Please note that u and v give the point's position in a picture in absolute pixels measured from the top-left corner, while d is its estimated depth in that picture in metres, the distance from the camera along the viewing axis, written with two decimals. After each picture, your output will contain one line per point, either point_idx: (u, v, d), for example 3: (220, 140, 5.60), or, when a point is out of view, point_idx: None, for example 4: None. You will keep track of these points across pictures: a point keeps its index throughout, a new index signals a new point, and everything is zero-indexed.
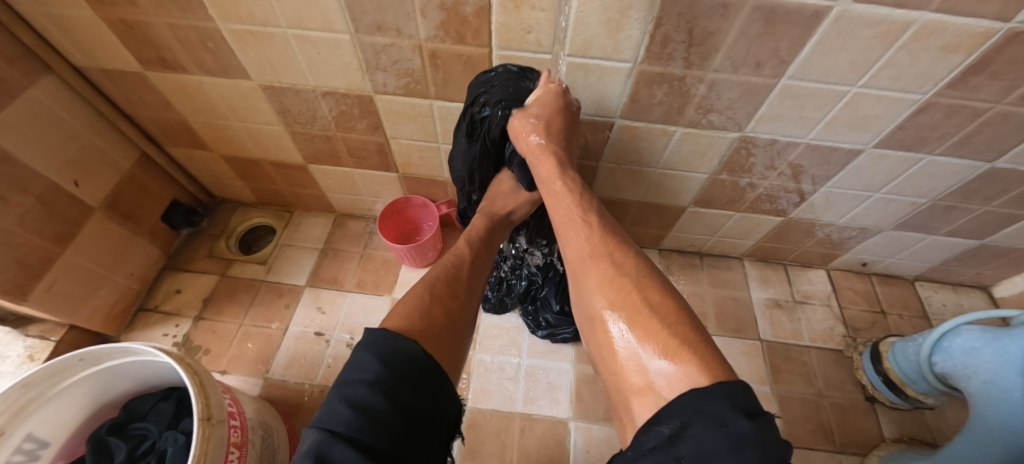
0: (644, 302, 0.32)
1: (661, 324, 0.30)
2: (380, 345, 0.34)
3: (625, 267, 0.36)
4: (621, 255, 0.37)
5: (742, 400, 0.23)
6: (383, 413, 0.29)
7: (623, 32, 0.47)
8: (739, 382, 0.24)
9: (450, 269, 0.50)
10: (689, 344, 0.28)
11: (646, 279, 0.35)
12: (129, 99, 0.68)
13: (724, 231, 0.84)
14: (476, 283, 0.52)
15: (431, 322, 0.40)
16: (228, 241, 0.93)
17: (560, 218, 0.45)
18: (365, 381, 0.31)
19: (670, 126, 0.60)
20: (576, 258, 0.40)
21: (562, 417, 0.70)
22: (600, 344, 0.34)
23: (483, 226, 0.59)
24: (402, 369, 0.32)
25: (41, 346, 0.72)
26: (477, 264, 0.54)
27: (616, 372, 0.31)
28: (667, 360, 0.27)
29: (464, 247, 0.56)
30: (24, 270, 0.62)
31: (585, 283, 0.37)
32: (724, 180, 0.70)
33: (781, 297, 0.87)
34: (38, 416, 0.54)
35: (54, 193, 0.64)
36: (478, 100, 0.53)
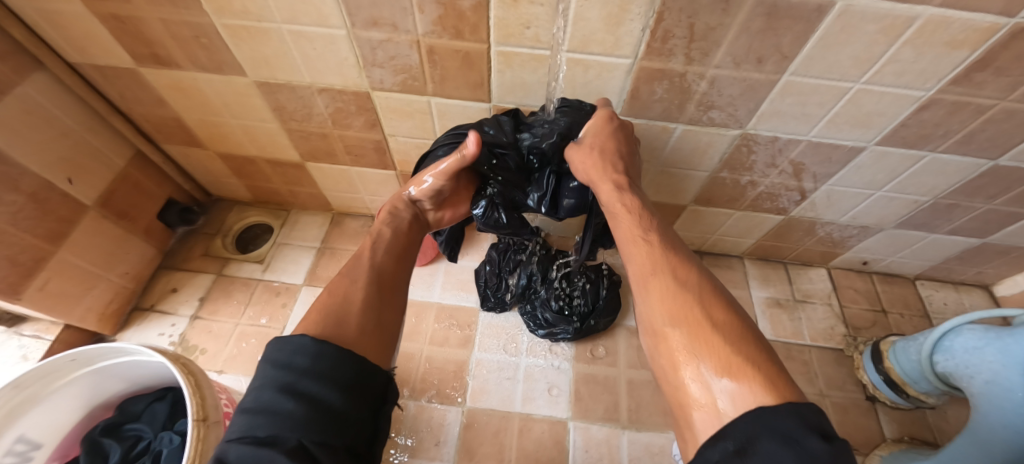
0: (707, 318, 0.33)
1: (725, 342, 0.31)
2: (274, 349, 0.33)
3: (686, 282, 0.37)
4: (682, 270, 0.38)
5: (811, 423, 0.24)
6: (279, 407, 0.29)
7: (623, 27, 0.46)
8: (809, 404, 0.25)
9: (374, 263, 0.48)
10: (756, 364, 0.29)
11: (708, 295, 0.35)
12: (123, 96, 0.67)
13: (725, 230, 0.83)
14: (397, 269, 0.51)
15: (345, 323, 0.38)
16: (225, 240, 0.93)
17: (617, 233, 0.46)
18: (258, 386, 0.31)
19: (671, 123, 0.59)
20: (633, 269, 0.41)
21: (562, 417, 0.69)
22: (659, 358, 0.34)
23: (393, 219, 0.56)
24: (298, 362, 0.32)
25: (36, 346, 0.71)
26: (404, 261, 0.53)
27: (676, 389, 0.32)
28: (732, 379, 0.28)
29: (383, 235, 0.54)
30: (17, 269, 0.62)
31: (643, 297, 0.38)
32: (724, 178, 0.69)
33: (781, 296, 0.86)
34: (30, 417, 0.53)
35: (47, 190, 0.63)
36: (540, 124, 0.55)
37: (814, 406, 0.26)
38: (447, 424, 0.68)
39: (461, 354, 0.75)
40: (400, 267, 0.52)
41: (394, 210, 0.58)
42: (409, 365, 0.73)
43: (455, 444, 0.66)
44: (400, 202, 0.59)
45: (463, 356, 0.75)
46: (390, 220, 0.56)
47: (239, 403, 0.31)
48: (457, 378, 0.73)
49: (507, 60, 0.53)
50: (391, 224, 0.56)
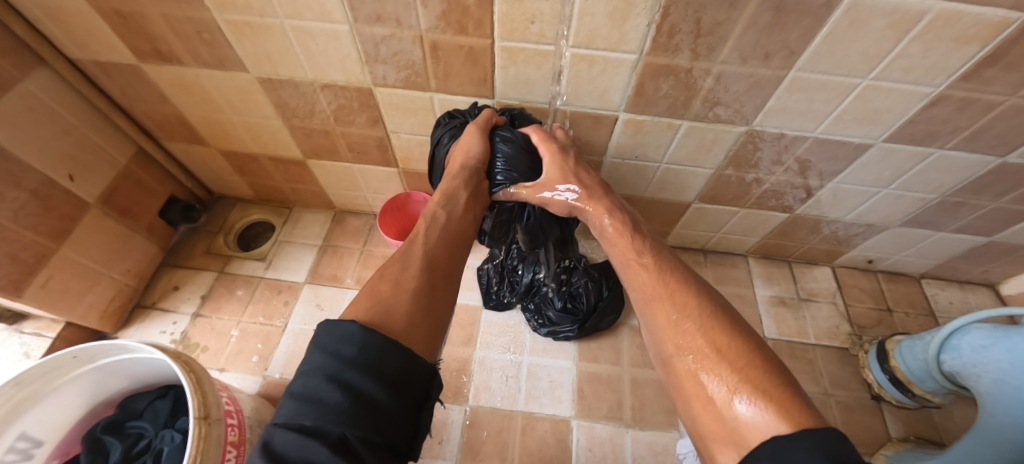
0: (712, 346, 0.36)
1: (730, 367, 0.34)
2: (324, 334, 0.33)
3: (685, 306, 0.41)
4: (680, 295, 0.42)
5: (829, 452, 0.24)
6: (324, 398, 0.28)
7: (629, 22, 0.45)
8: (829, 431, 0.26)
9: (426, 252, 0.48)
10: (764, 390, 0.31)
11: (709, 319, 0.39)
12: (125, 93, 0.67)
13: (729, 228, 0.83)
14: (447, 257, 0.50)
15: (393, 313, 0.38)
16: (227, 237, 0.92)
17: (618, 260, 0.51)
18: (306, 369, 0.31)
19: (676, 120, 0.59)
20: (643, 300, 0.45)
21: (565, 416, 0.69)
22: (678, 387, 0.38)
23: (443, 197, 0.54)
24: (345, 350, 0.31)
25: (38, 344, 0.71)
26: (456, 248, 0.52)
27: (695, 423, 0.35)
28: (743, 407, 0.31)
29: (438, 218, 0.52)
30: (19, 266, 0.62)
31: (652, 325, 0.42)
32: (729, 176, 0.69)
33: (786, 294, 0.86)
34: (31, 414, 0.53)
35: (49, 187, 0.63)
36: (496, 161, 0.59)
37: (839, 434, 0.25)
38: (450, 423, 0.68)
39: (464, 352, 0.75)
40: (452, 256, 0.51)
41: (450, 191, 0.54)
42: None
43: (457, 443, 0.66)
44: (458, 182, 0.55)
45: (466, 355, 0.75)
46: (445, 203, 0.54)
47: (288, 386, 0.31)
48: (460, 377, 0.72)
49: (511, 56, 0.53)
50: (445, 205, 0.54)
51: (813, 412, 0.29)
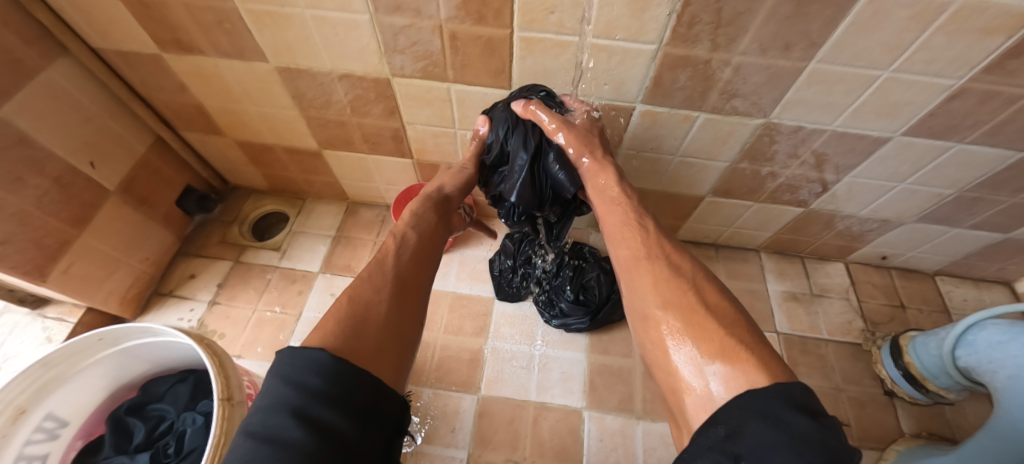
0: (701, 303, 0.40)
1: (719, 324, 0.37)
2: (286, 365, 0.33)
3: (680, 266, 0.45)
4: (675, 257, 0.46)
5: (799, 402, 0.28)
6: (286, 436, 0.27)
7: (649, 12, 0.45)
8: (797, 384, 0.30)
9: (395, 268, 0.48)
10: (747, 344, 0.35)
11: (702, 281, 0.43)
12: (144, 82, 0.68)
13: (743, 222, 0.82)
14: (418, 275, 0.50)
15: (364, 338, 0.38)
16: (241, 228, 0.93)
17: (610, 218, 0.53)
18: (269, 406, 0.30)
19: (693, 112, 0.59)
20: (633, 258, 0.47)
21: (576, 406, 0.69)
22: (655, 343, 0.40)
23: (414, 222, 0.57)
24: (311, 382, 0.31)
25: (59, 328, 0.72)
26: (427, 264, 0.53)
27: (672, 374, 0.38)
28: (727, 359, 0.34)
29: (407, 238, 0.54)
30: (42, 252, 0.63)
31: (640, 278, 0.45)
32: (744, 169, 0.68)
33: (798, 290, 0.85)
34: (58, 395, 0.54)
35: (71, 175, 0.64)
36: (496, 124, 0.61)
37: (804, 387, 0.30)
38: (462, 412, 0.68)
39: (476, 342, 0.75)
40: (421, 272, 0.51)
41: (420, 214, 0.58)
42: (425, 353, 0.73)
43: (469, 432, 0.67)
44: (426, 205, 0.60)
45: (478, 345, 0.75)
46: (414, 223, 0.57)
47: (243, 424, 0.30)
48: (472, 366, 0.73)
49: (529, 46, 0.53)
50: (416, 225, 0.56)
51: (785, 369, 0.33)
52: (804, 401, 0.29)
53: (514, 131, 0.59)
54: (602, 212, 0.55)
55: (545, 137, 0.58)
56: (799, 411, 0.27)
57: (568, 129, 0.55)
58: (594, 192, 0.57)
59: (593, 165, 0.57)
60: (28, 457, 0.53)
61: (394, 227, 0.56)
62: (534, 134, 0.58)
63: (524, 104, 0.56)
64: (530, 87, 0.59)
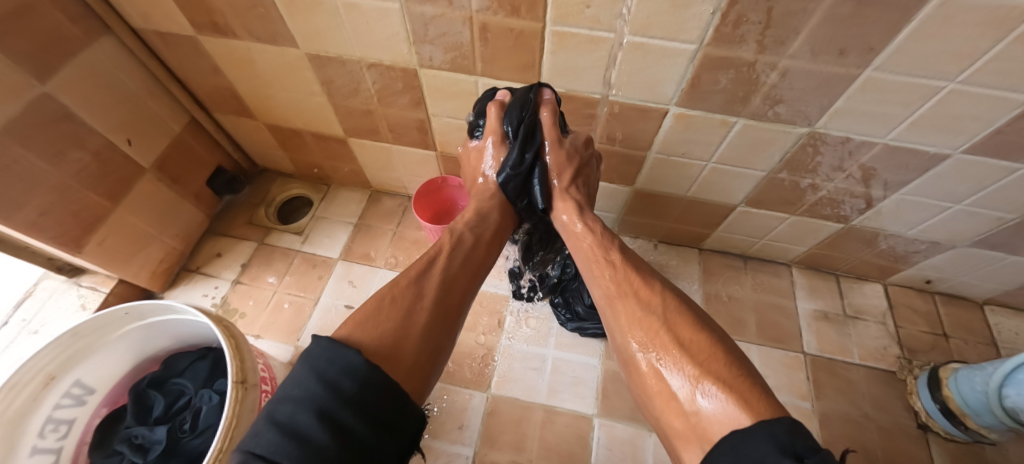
0: (676, 341, 0.38)
1: (692, 361, 0.36)
2: (322, 358, 0.32)
3: (650, 301, 0.44)
4: (644, 291, 0.45)
5: (789, 443, 0.25)
6: (312, 437, 0.27)
7: (692, 10, 0.43)
8: (784, 420, 0.27)
9: (443, 275, 0.48)
10: (725, 381, 0.33)
11: (674, 314, 0.41)
12: (181, 64, 0.69)
13: (775, 235, 0.78)
14: (462, 288, 0.50)
15: (401, 345, 0.38)
16: (268, 210, 0.95)
17: (583, 254, 0.55)
18: (300, 398, 0.30)
19: (731, 117, 0.56)
20: (607, 298, 0.48)
21: (587, 413, 0.68)
22: (643, 385, 0.40)
23: (473, 221, 0.57)
24: (343, 385, 0.30)
25: (93, 297, 0.76)
26: (473, 275, 0.53)
27: (662, 415, 0.37)
28: (708, 399, 0.32)
29: (465, 241, 0.54)
30: (79, 223, 0.65)
31: (616, 318, 0.46)
32: (782, 179, 0.64)
33: (830, 310, 0.80)
34: (86, 364, 0.56)
35: (109, 151, 0.66)
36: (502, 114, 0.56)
37: (795, 422, 0.27)
38: (471, 409, 0.68)
39: (489, 340, 0.75)
40: (467, 284, 0.51)
41: (485, 211, 0.59)
42: None
43: (477, 429, 0.66)
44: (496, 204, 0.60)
45: (491, 343, 0.74)
46: (475, 225, 0.57)
47: (272, 409, 0.30)
48: (483, 363, 0.72)
49: (562, 41, 0.51)
50: (474, 230, 0.56)
51: (775, 404, 0.30)
52: (795, 439, 0.25)
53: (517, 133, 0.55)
54: (573, 248, 0.57)
55: (541, 148, 0.58)
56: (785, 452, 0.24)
57: (556, 146, 0.57)
58: (563, 228, 0.59)
59: (563, 192, 0.59)
60: (57, 420, 0.56)
61: (455, 224, 0.57)
62: (534, 145, 0.57)
63: (546, 100, 0.55)
64: (545, 90, 0.54)
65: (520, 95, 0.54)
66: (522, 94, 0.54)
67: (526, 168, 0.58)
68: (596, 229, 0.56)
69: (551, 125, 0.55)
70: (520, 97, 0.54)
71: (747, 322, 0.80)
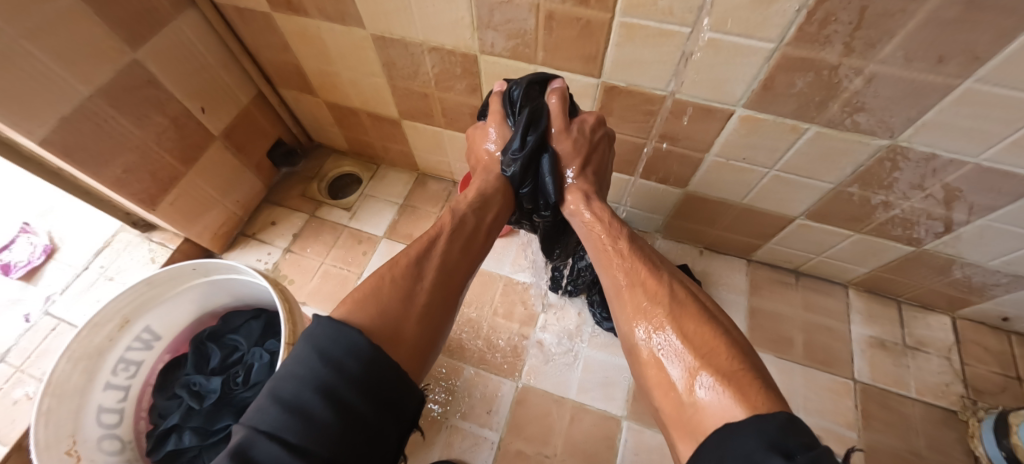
0: (679, 333, 0.37)
1: (696, 354, 0.34)
2: (325, 336, 0.31)
3: (658, 293, 0.42)
4: (653, 282, 0.43)
5: (781, 439, 0.24)
6: (316, 414, 0.27)
7: (775, 6, 0.40)
8: (779, 415, 0.26)
9: (445, 256, 0.47)
10: (726, 373, 0.31)
11: (681, 307, 0.39)
12: (253, 40, 0.73)
13: (834, 252, 0.73)
14: (462, 271, 0.48)
15: (403, 325, 0.38)
16: (320, 184, 0.99)
17: (592, 242, 0.52)
18: (302, 375, 0.29)
19: (803, 123, 0.53)
20: (615, 289, 0.46)
21: (616, 414, 0.67)
22: (645, 375, 0.39)
23: (473, 200, 0.53)
24: (347, 364, 0.30)
25: (161, 252, 0.82)
26: (473, 257, 0.51)
27: (661, 405, 0.36)
28: (706, 391, 0.31)
29: (467, 222, 0.51)
30: (156, 183, 0.71)
31: (622, 309, 0.44)
32: (851, 194, 0.60)
33: (888, 338, 0.75)
34: (155, 312, 0.61)
35: (185, 117, 0.71)
36: (505, 98, 0.55)
37: (794, 420, 0.26)
38: (500, 396, 0.69)
39: (522, 331, 0.75)
40: (467, 267, 0.49)
41: (486, 195, 0.54)
42: (471, 332, 0.74)
43: (505, 417, 0.67)
44: (500, 187, 0.55)
45: (524, 334, 0.74)
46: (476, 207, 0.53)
47: (272, 385, 0.30)
48: (515, 353, 0.72)
49: (630, 33, 0.50)
50: (477, 211, 0.53)
51: (777, 399, 0.29)
52: (787, 432, 0.24)
53: (520, 115, 0.51)
54: (582, 237, 0.54)
55: (547, 135, 0.54)
56: (771, 446, 0.23)
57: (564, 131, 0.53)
58: (570, 218, 0.56)
59: (577, 185, 0.56)
60: (128, 360, 0.60)
61: (457, 204, 0.53)
62: (539, 129, 0.52)
63: (554, 87, 0.54)
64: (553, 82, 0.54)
65: (524, 80, 0.53)
66: (526, 79, 0.53)
67: (528, 153, 0.52)
68: (604, 218, 0.52)
69: (557, 108, 0.52)
70: (524, 82, 0.53)
71: (794, 340, 0.76)
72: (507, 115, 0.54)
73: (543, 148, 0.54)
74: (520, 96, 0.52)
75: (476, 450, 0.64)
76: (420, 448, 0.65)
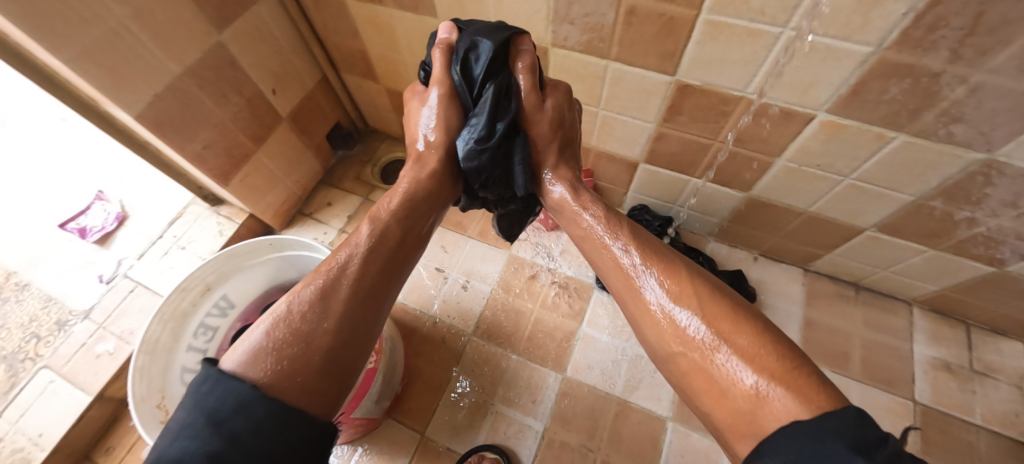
0: (714, 335, 0.33)
1: (742, 357, 0.31)
2: (212, 396, 0.27)
3: (680, 294, 0.37)
4: (671, 282, 0.38)
5: (856, 438, 0.22)
6: None
7: (880, 8, 0.38)
8: (848, 415, 0.24)
9: (365, 273, 0.38)
10: (782, 375, 0.29)
11: (712, 306, 0.35)
12: (324, 25, 0.75)
13: (903, 268, 0.71)
14: (387, 287, 0.40)
15: (304, 372, 0.31)
16: (373, 169, 1.02)
17: (587, 237, 0.45)
18: (180, 445, 0.25)
19: (890, 131, 0.50)
20: (628, 289, 0.40)
21: (662, 414, 0.67)
22: (677, 371, 0.36)
23: (399, 204, 0.43)
24: (231, 424, 0.25)
25: (227, 226, 0.86)
26: (402, 267, 0.42)
27: (704, 404, 0.33)
28: (761, 392, 0.29)
29: (392, 230, 0.41)
30: (230, 160, 0.74)
31: (641, 312, 0.39)
32: (932, 208, 0.57)
33: (953, 361, 0.72)
34: (233, 280, 0.65)
35: (258, 98, 0.74)
36: (459, 62, 0.44)
37: (862, 417, 0.24)
38: (545, 386, 0.70)
39: (570, 325, 0.75)
40: (394, 280, 0.40)
41: (413, 197, 0.44)
42: (519, 323, 0.76)
43: (550, 407, 0.68)
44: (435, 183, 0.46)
45: (571, 328, 0.75)
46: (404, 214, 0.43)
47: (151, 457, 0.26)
48: (561, 347, 0.73)
49: (715, 30, 0.48)
50: (402, 222, 0.43)
51: (837, 394, 0.27)
52: (862, 431, 0.23)
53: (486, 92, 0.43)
54: (576, 235, 0.47)
55: (518, 115, 0.46)
56: (855, 449, 0.21)
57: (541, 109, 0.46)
58: (558, 211, 0.49)
59: (561, 175, 0.49)
60: (206, 326, 0.63)
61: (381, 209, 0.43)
62: (509, 112, 0.44)
63: (524, 51, 0.45)
64: (523, 43, 0.45)
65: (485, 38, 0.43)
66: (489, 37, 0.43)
67: (498, 141, 0.44)
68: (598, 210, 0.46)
69: (531, 79, 0.44)
70: (486, 39, 0.43)
71: (851, 355, 0.74)
72: (463, 86, 0.44)
73: (514, 132, 0.46)
74: (480, 65, 0.43)
75: (521, 438, 0.66)
76: (466, 430, 0.67)
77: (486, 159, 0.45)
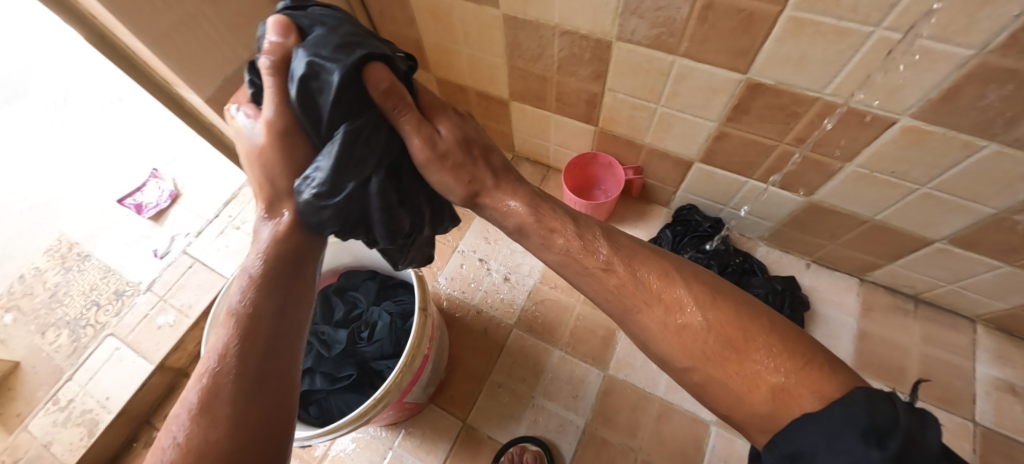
0: (725, 344, 0.29)
1: (759, 360, 0.28)
2: None
3: (680, 308, 0.31)
4: (668, 293, 0.32)
5: (874, 426, 0.21)
6: None
7: (989, 10, 0.35)
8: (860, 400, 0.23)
9: (251, 355, 0.29)
10: (799, 373, 0.26)
11: (718, 314, 0.30)
12: (381, 13, 0.75)
13: (972, 282, 0.67)
14: (285, 360, 0.31)
15: None
16: None
17: (560, 259, 0.36)
18: None
19: (980, 140, 0.47)
20: (622, 314, 0.33)
21: (705, 418, 0.66)
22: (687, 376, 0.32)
23: (262, 278, 0.33)
24: None
25: None
26: (298, 334, 0.33)
27: (720, 405, 0.30)
28: (779, 392, 0.26)
29: (264, 308, 0.32)
30: None
31: (646, 336, 0.32)
32: (1017, 223, 0.54)
33: (1020, 383, 0.69)
34: None
35: None
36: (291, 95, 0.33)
37: (877, 399, 0.23)
38: (587, 383, 0.70)
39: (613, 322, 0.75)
40: (292, 353, 0.32)
41: (272, 275, 0.33)
42: (563, 318, 0.76)
43: (591, 402, 0.68)
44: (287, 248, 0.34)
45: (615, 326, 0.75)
46: (269, 290, 0.32)
47: None
48: (604, 344, 0.73)
49: (797, 28, 0.46)
50: (276, 290, 0.33)
51: None
52: (875, 414, 0.22)
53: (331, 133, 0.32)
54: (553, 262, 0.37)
55: (382, 156, 0.35)
56: (869, 440, 0.21)
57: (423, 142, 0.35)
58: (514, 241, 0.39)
59: (496, 203, 0.38)
60: None
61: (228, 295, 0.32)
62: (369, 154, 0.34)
63: (382, 77, 0.33)
64: (377, 71, 0.33)
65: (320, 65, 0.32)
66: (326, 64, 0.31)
67: (345, 196, 0.33)
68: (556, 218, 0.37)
69: (401, 111, 0.34)
70: (319, 66, 0.31)
71: (907, 370, 0.72)
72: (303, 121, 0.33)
73: (376, 178, 0.35)
74: (328, 99, 0.32)
75: (562, 432, 0.67)
76: (508, 420, 0.68)
77: (334, 215, 0.34)
